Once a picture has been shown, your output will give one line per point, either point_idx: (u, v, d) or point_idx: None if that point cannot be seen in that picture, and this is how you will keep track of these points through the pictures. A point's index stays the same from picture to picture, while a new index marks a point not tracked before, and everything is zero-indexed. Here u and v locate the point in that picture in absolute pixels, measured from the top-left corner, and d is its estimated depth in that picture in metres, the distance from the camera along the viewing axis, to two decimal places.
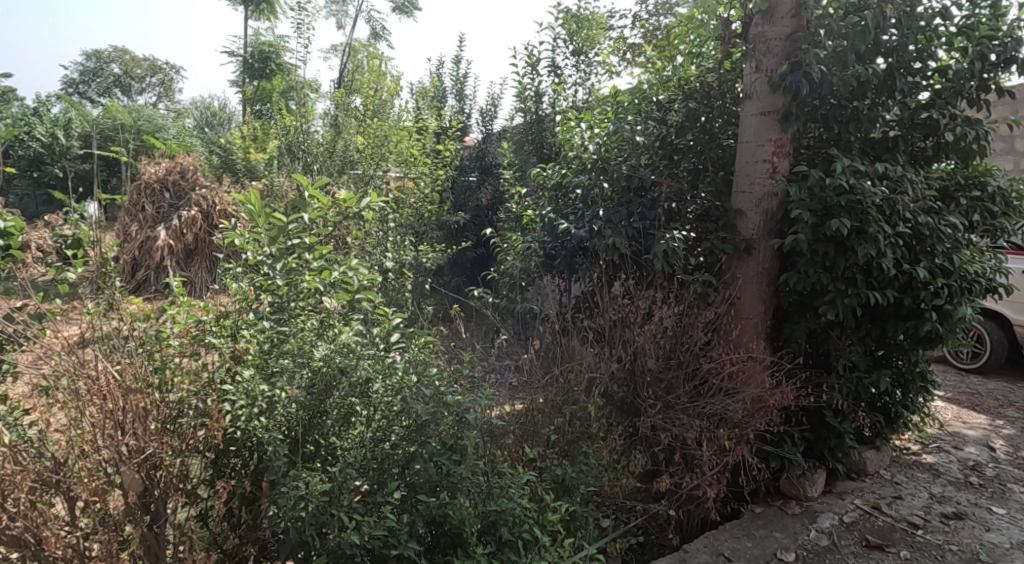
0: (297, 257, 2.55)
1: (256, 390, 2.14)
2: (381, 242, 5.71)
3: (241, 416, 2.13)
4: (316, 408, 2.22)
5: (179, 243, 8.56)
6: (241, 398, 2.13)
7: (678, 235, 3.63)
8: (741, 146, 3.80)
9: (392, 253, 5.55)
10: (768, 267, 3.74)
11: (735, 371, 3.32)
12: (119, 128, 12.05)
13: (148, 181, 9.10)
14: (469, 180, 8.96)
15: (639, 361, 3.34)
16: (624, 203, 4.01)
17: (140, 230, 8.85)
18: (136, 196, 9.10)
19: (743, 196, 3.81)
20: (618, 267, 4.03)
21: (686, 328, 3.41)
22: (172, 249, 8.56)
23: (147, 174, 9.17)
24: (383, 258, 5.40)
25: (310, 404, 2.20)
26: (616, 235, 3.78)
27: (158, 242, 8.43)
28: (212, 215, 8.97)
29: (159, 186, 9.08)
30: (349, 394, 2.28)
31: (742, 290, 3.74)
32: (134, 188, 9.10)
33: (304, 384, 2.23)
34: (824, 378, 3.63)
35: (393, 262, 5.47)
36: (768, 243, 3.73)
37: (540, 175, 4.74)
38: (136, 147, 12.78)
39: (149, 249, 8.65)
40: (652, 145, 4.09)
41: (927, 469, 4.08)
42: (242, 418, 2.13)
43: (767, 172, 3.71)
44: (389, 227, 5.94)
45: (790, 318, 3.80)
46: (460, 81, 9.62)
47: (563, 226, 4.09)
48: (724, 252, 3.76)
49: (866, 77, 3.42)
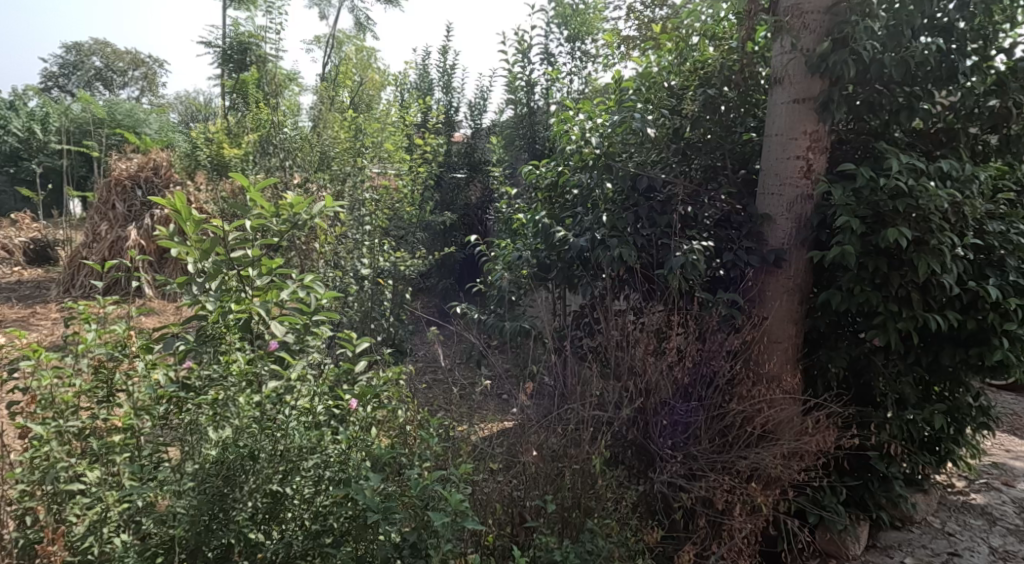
0: (241, 274, 2.47)
1: (106, 494, 1.80)
2: (356, 247, 5.13)
3: (96, 527, 1.79)
4: (217, 500, 1.83)
5: (152, 243, 7.99)
6: (91, 504, 1.80)
7: (698, 246, 3.06)
8: (768, 138, 3.24)
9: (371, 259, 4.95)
10: (802, 282, 3.19)
11: (769, 413, 2.76)
12: (94, 121, 11.40)
13: (119, 177, 8.51)
14: (457, 177, 8.36)
15: (654, 398, 2.80)
16: (630, 205, 3.46)
17: (111, 229, 8.26)
18: (106, 193, 8.50)
19: (769, 198, 3.25)
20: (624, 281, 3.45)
21: (708, 358, 2.87)
22: (144, 250, 7.98)
23: (118, 171, 8.58)
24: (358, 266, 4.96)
25: (207, 503, 1.81)
26: (622, 245, 3.22)
27: (128, 242, 7.84)
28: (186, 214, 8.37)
29: (131, 183, 8.45)
30: (266, 482, 1.87)
31: (771, 310, 3.18)
32: (103, 185, 8.51)
33: (199, 480, 1.85)
34: (869, 415, 3.08)
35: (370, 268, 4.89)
36: (802, 255, 3.17)
37: (530, 173, 4.10)
38: (112, 142, 12.13)
39: (120, 250, 8.06)
40: (662, 139, 3.52)
41: (980, 513, 3.53)
42: (95, 528, 1.79)
43: (800, 169, 3.16)
44: (366, 229, 5.34)
45: (827, 341, 3.25)
46: (448, 73, 9.02)
47: (560, 234, 3.44)
48: (750, 264, 3.19)
49: (924, 57, 2.87)
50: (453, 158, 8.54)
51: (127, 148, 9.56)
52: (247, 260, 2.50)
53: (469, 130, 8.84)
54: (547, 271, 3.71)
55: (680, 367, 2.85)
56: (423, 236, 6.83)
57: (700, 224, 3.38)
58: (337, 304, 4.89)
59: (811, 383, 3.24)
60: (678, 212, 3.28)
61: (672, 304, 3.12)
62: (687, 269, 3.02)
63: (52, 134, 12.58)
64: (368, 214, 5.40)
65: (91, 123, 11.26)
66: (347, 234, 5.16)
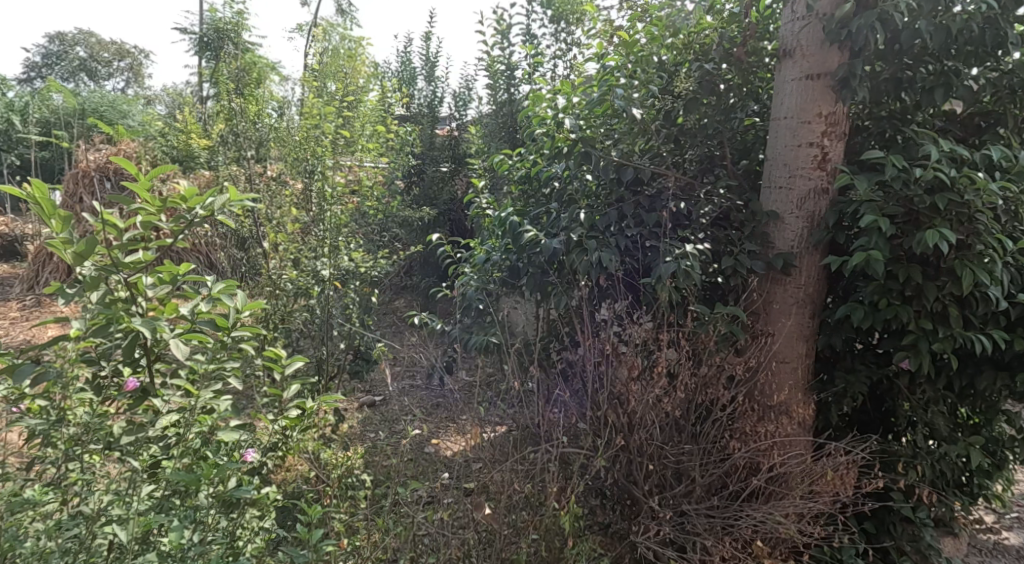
0: (133, 285, 2.27)
1: None
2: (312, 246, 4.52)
3: None
4: None
5: None
6: None
7: (693, 250, 2.56)
8: (776, 122, 2.76)
9: (331, 260, 4.41)
10: (815, 293, 2.72)
11: (776, 457, 2.31)
12: (67, 110, 10.83)
13: (86, 169, 7.98)
14: (439, 170, 7.83)
15: (638, 433, 2.36)
16: (613, 201, 2.96)
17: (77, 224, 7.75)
18: (72, 186, 7.98)
19: (778, 192, 2.77)
20: (605, 290, 2.96)
21: (704, 386, 2.40)
22: None
23: (85, 161, 8.06)
24: (317, 267, 4.32)
25: None
26: (602, 248, 2.71)
27: None
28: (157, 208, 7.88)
29: (99, 174, 7.92)
30: None
31: (778, 325, 2.72)
32: (69, 178, 7.98)
33: None
34: (895, 452, 2.60)
35: (332, 269, 4.36)
36: (814, 261, 2.71)
37: (502, 164, 3.56)
38: (86, 131, 11.50)
39: None
40: (650, 125, 3.02)
41: (1016, 558, 3.06)
42: None
43: (814, 158, 2.68)
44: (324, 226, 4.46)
45: (845, 361, 2.75)
46: (431, 60, 8.45)
47: (530, 234, 2.90)
48: (754, 271, 2.70)
49: (967, 22, 2.36)
50: (436, 151, 7.98)
51: (96, 139, 9.01)
52: (140, 265, 2.27)
53: (453, 121, 8.26)
54: (518, 276, 3.20)
55: (670, 396, 2.39)
56: (399, 233, 6.34)
57: (694, 224, 2.87)
58: (296, 309, 4.38)
59: (825, 410, 2.77)
60: (669, 209, 2.78)
61: (661, 319, 2.64)
62: (679, 277, 2.51)
63: (27, 123, 12.00)
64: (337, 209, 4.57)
65: (65, 112, 10.71)
66: (307, 233, 4.62)
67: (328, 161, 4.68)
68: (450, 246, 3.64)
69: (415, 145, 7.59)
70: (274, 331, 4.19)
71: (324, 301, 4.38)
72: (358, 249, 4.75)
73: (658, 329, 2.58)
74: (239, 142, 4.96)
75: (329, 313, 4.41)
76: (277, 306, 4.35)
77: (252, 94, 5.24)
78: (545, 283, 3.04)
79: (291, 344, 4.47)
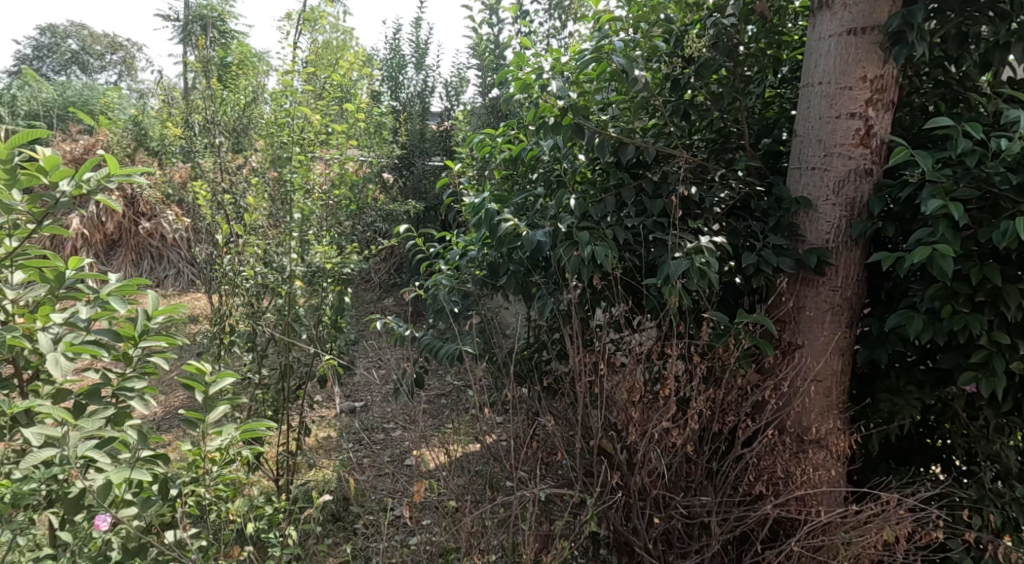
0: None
1: None
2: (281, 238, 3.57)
3: None
4: None
5: (99, 233, 7.17)
6: None
7: (708, 243, 2.07)
8: (808, 89, 2.28)
9: (298, 254, 3.57)
10: (854, 297, 2.26)
11: (812, 506, 1.85)
12: (50, 102, 10.36)
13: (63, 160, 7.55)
14: (430, 163, 7.32)
15: (640, 473, 1.94)
16: (611, 186, 2.48)
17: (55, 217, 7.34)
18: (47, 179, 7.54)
19: (810, 175, 2.29)
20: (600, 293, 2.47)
21: (721, 414, 1.95)
22: (91, 240, 7.20)
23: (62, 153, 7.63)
24: (285, 261, 3.52)
25: None
26: (595, 242, 2.23)
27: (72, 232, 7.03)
28: (138, 201, 7.49)
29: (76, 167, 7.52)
30: None
31: (807, 336, 2.27)
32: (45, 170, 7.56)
33: None
34: (954, 493, 2.13)
35: (303, 267, 3.55)
36: (853, 259, 2.24)
37: (483, 145, 3.04)
38: (70, 123, 11.06)
39: (63, 240, 7.16)
40: (654, 95, 2.53)
41: None
42: None
43: (856, 132, 2.20)
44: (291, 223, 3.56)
45: (890, 378, 2.27)
46: (423, 47, 7.93)
47: (508, 224, 2.37)
48: (782, 270, 2.23)
49: None
50: (427, 143, 7.41)
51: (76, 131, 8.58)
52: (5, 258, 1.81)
53: (444, 113, 7.79)
54: (498, 275, 2.71)
55: (679, 426, 1.95)
56: (382, 229, 5.83)
57: (707, 213, 2.38)
58: (259, 311, 3.57)
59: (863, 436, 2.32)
60: (678, 195, 2.30)
61: (669, 328, 2.16)
62: (691, 278, 2.03)
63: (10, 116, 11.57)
64: (302, 199, 3.60)
65: (49, 104, 10.29)
66: (263, 223, 3.61)
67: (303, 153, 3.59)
68: (421, 241, 3.12)
69: (402, 135, 7.08)
70: (230, 336, 3.72)
71: (286, 302, 3.53)
72: (338, 243, 3.90)
73: (665, 342, 2.12)
74: (208, 127, 3.80)
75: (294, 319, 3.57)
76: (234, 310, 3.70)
77: (238, 75, 4.13)
78: (528, 284, 2.53)
79: (252, 354, 3.69)
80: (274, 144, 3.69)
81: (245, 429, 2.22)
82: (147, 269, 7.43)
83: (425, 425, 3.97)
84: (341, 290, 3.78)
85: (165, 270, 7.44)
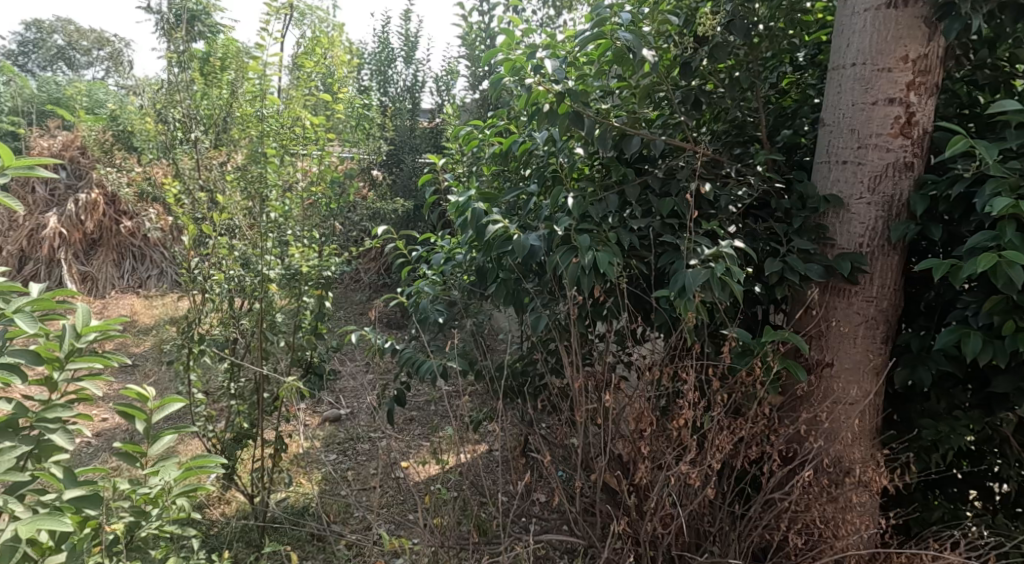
0: None
1: None
2: (259, 238, 3.09)
3: None
4: None
5: (76, 232, 6.78)
6: None
7: (729, 249, 1.78)
8: (838, 71, 1.99)
9: (276, 257, 3.17)
10: (891, 308, 1.98)
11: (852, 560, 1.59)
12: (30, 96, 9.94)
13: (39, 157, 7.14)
14: (418, 160, 7.00)
15: (652, 520, 1.67)
16: (614, 181, 2.19)
17: (29, 215, 6.93)
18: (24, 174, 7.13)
19: (841, 170, 2.01)
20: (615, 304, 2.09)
21: (745, 450, 1.68)
22: (67, 240, 6.83)
23: (38, 149, 7.22)
24: (264, 267, 3.11)
25: None
26: (598, 247, 1.94)
27: (46, 231, 6.65)
28: (118, 199, 7.10)
29: (53, 164, 7.13)
30: None
31: (837, 354, 2.00)
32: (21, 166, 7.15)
33: None
34: (1008, 534, 1.87)
35: (280, 269, 3.15)
36: (890, 265, 1.97)
37: (470, 138, 2.74)
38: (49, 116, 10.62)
39: (39, 239, 6.78)
40: (663, 78, 2.23)
41: None
42: None
43: (896, 120, 1.92)
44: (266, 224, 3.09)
45: (929, 401, 2.00)
46: (412, 39, 7.60)
47: (498, 226, 2.07)
48: (810, 279, 1.95)
49: None
50: (417, 140, 7.07)
51: (54, 125, 8.19)
52: None
53: (435, 109, 7.46)
54: (486, 282, 2.42)
55: (697, 464, 1.68)
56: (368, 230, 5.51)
57: (722, 213, 2.10)
58: (234, 318, 3.20)
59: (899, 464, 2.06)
60: (690, 193, 2.01)
61: (682, 346, 1.88)
62: (710, 289, 1.74)
63: None
64: (276, 197, 3.13)
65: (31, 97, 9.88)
66: (239, 217, 3.07)
67: (283, 149, 3.10)
68: (401, 244, 2.82)
69: (389, 131, 6.75)
70: (200, 345, 3.14)
71: (264, 307, 3.17)
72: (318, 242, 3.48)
73: (678, 363, 1.84)
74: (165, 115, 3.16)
75: (271, 327, 3.18)
76: (203, 314, 3.16)
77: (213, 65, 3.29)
78: (520, 294, 2.24)
79: (227, 363, 3.29)
80: (237, 140, 3.20)
81: (189, 472, 1.90)
82: (128, 270, 7.07)
83: (412, 436, 3.70)
84: (323, 295, 3.36)
85: (147, 270, 7.13)
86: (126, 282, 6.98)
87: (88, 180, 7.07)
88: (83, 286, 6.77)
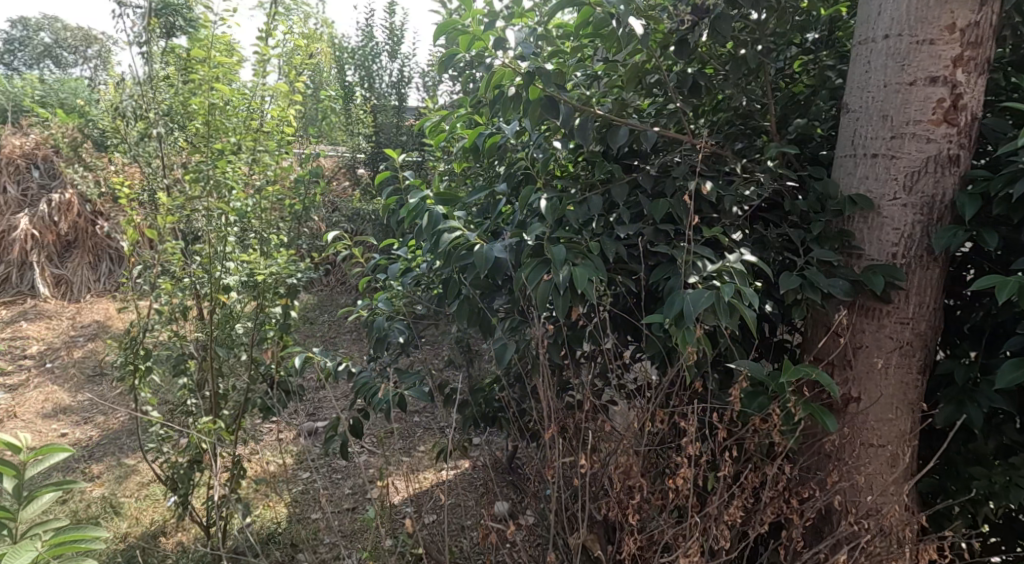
0: None
1: None
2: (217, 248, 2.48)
3: None
4: None
5: (50, 233, 6.14)
6: None
7: (738, 262, 1.43)
8: (866, 46, 1.64)
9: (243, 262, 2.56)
10: (929, 331, 1.64)
11: None
12: None
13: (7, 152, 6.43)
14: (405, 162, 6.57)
15: None
16: (596, 179, 1.82)
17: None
18: None
19: (869, 165, 1.66)
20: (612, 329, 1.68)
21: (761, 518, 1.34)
22: (40, 241, 6.15)
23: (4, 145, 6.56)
24: (227, 275, 2.53)
25: None
26: (578, 258, 1.57)
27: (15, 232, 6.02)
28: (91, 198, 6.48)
29: (23, 161, 6.46)
30: None
31: (865, 388, 1.66)
32: None
33: None
34: None
35: (238, 275, 2.57)
36: (930, 280, 1.62)
37: (437, 131, 2.34)
38: None
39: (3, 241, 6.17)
40: (657, 56, 1.86)
41: None
42: None
43: (939, 104, 1.57)
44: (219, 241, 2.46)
45: (976, 442, 1.66)
46: (398, 34, 7.18)
47: (454, 235, 1.70)
48: (836, 297, 1.59)
49: None
50: (404, 134, 6.55)
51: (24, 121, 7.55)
52: None
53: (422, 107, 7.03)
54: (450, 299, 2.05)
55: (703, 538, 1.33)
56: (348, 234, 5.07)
57: (726, 217, 1.74)
58: (183, 331, 2.63)
59: (938, 516, 1.73)
60: (688, 193, 1.66)
61: (681, 384, 1.53)
62: (717, 314, 1.38)
63: None
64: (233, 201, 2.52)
65: None
66: (196, 223, 2.46)
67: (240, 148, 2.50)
68: (358, 252, 2.42)
69: (373, 130, 6.32)
70: (145, 363, 2.60)
71: (222, 318, 2.62)
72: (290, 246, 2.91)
73: (676, 404, 1.49)
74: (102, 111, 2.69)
75: (227, 340, 2.62)
76: (150, 326, 2.58)
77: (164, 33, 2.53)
78: (486, 314, 1.88)
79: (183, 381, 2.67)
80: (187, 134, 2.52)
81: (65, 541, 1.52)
82: (108, 273, 6.35)
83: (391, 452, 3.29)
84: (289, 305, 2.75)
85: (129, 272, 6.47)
86: (103, 284, 6.29)
87: (57, 179, 6.46)
88: (57, 289, 6.10)
